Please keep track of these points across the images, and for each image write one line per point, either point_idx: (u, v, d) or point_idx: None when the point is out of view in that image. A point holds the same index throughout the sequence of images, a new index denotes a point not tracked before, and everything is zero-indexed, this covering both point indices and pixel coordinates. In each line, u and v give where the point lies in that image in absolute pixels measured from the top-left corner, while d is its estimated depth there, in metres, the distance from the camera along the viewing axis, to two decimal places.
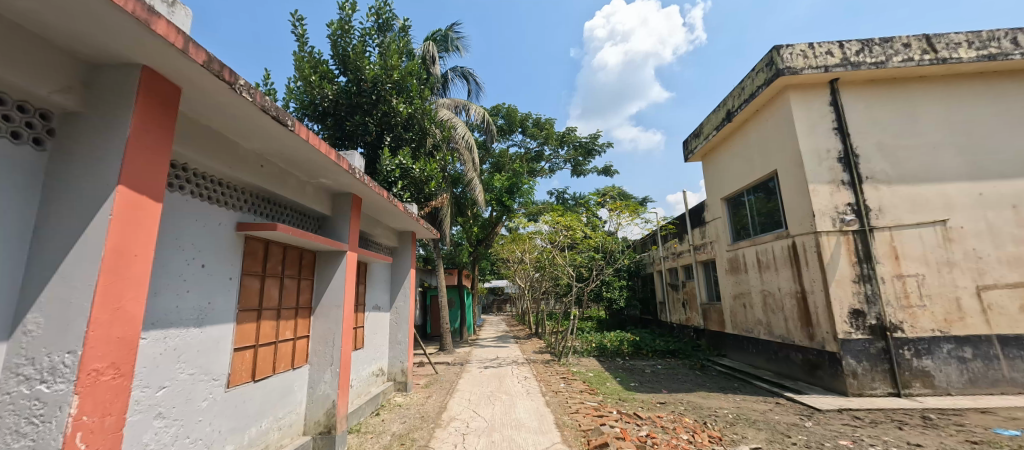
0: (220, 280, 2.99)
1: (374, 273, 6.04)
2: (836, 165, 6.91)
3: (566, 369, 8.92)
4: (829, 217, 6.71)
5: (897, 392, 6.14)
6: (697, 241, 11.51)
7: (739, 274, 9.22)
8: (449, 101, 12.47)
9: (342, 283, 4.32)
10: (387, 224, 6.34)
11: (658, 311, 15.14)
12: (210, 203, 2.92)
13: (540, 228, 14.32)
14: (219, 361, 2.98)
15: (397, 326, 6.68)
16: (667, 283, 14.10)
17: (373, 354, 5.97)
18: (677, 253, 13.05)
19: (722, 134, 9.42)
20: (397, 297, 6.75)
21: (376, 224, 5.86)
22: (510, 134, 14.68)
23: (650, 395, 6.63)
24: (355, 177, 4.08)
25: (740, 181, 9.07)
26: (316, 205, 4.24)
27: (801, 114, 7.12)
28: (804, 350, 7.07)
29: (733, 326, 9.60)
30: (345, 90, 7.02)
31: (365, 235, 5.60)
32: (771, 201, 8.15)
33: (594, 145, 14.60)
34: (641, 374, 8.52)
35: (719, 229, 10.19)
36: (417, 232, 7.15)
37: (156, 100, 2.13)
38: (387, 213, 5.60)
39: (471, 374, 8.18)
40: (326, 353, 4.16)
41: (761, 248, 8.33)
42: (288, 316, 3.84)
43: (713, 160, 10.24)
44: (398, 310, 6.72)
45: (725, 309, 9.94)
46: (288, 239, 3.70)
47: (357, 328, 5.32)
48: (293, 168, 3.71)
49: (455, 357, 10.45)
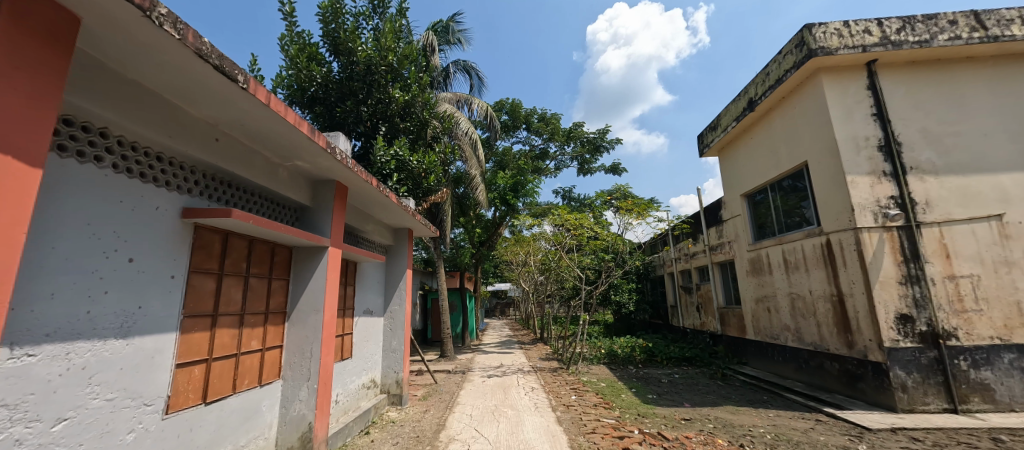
0: (156, 278, 2.39)
1: (366, 274, 5.44)
2: (876, 154, 6.26)
3: (576, 378, 8.26)
4: (871, 212, 6.04)
5: (953, 408, 5.46)
6: (714, 241, 10.83)
7: (763, 276, 8.54)
8: (450, 94, 11.88)
9: (323, 284, 3.71)
10: (380, 221, 5.75)
11: (670, 315, 14.40)
12: (142, 181, 2.33)
13: (545, 228, 13.69)
14: (155, 381, 2.37)
15: (391, 332, 6.05)
16: (679, 286, 13.41)
17: (364, 364, 5.35)
18: (691, 254, 12.37)
19: (742, 125, 8.78)
20: (391, 300, 6.14)
21: (367, 220, 5.26)
22: (514, 131, 14.08)
23: (673, 410, 5.97)
24: (336, 159, 3.47)
25: (763, 176, 8.41)
26: (291, 192, 3.65)
27: (835, 99, 6.48)
28: (842, 359, 6.39)
29: (756, 332, 8.91)
30: (336, 74, 6.45)
31: (354, 231, 5.00)
32: (799, 196, 7.50)
33: (602, 141, 13.97)
34: (658, 385, 7.84)
35: (738, 227, 9.51)
36: (414, 230, 6.55)
37: (27, 27, 1.52)
38: (379, 207, 5.00)
39: (473, 385, 7.53)
40: (303, 367, 3.55)
41: (788, 247, 7.66)
42: (254, 324, 3.23)
43: (732, 154, 9.59)
44: (392, 315, 6.09)
45: (746, 313, 9.26)
46: (253, 231, 3.10)
47: (343, 335, 4.71)
48: (261, 146, 3.12)
49: (456, 365, 9.81)
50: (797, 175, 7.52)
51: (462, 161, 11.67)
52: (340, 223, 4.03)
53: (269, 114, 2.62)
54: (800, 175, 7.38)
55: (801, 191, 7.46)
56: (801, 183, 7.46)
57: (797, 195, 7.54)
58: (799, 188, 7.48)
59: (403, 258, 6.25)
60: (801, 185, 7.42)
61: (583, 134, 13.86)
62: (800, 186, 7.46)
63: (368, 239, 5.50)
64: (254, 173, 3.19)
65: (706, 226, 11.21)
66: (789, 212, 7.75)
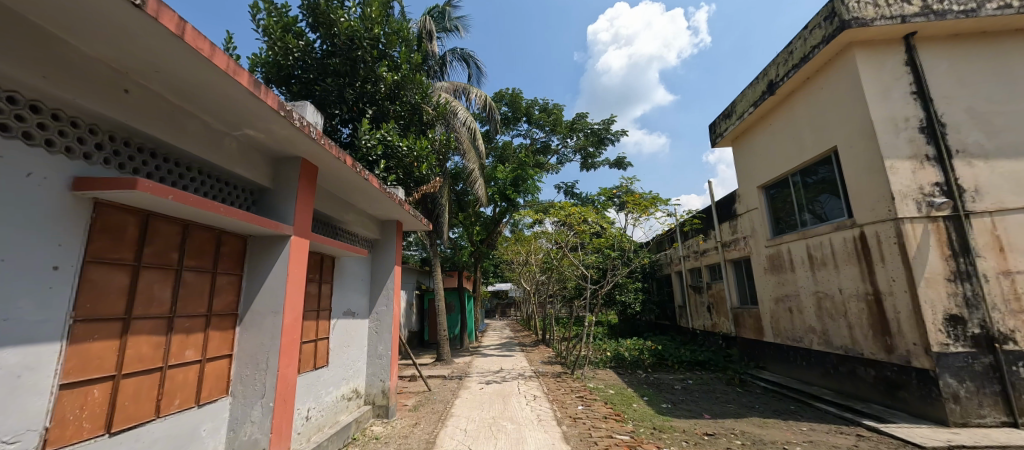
0: (26, 269, 1.76)
1: (347, 270, 4.82)
2: (917, 136, 5.62)
3: (582, 384, 7.61)
4: (913, 200, 5.40)
5: (1013, 421, 4.83)
6: (726, 237, 10.18)
7: (784, 273, 7.89)
8: (448, 84, 11.26)
9: (282, 281, 3.07)
10: (363, 211, 5.14)
11: (678, 316, 13.74)
12: (9, 135, 1.74)
13: (547, 225, 13.07)
14: (26, 408, 1.75)
15: (376, 336, 5.41)
16: (688, 285, 12.77)
17: (344, 372, 4.71)
18: (701, 252, 11.71)
19: (760, 111, 8.14)
20: (376, 301, 5.50)
21: (346, 210, 4.65)
22: (515, 123, 13.44)
23: (692, 423, 5.34)
24: (297, 128, 2.85)
25: (782, 165, 7.76)
26: (244, 170, 3.02)
27: (869, 75, 5.85)
28: (880, 365, 5.75)
29: (775, 334, 8.26)
30: (317, 50, 5.85)
31: (330, 222, 4.37)
32: (825, 186, 6.84)
33: (607, 133, 13.33)
34: (671, 392, 7.21)
35: (755, 221, 8.86)
36: (403, 223, 5.94)
37: None
38: (360, 193, 4.38)
39: (469, 392, 6.90)
40: (256, 381, 2.92)
41: (813, 241, 7.01)
42: (190, 329, 2.60)
43: (747, 143, 8.96)
44: (378, 317, 5.44)
45: (763, 313, 8.61)
46: (184, 212, 2.47)
47: (316, 341, 4.08)
48: (197, 107, 2.51)
49: (452, 369, 9.16)
50: (823, 163, 6.88)
51: (459, 153, 11.05)
52: (308, 209, 3.41)
53: (189, 56, 2.00)
54: (828, 162, 6.73)
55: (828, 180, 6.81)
56: (828, 172, 6.82)
57: (824, 184, 6.89)
58: (826, 176, 6.83)
59: (391, 254, 5.62)
60: (828, 173, 6.77)
61: (587, 125, 13.22)
62: (827, 175, 6.81)
63: (348, 231, 4.87)
64: (188, 141, 2.57)
65: (718, 221, 10.55)
66: (814, 203, 7.10)
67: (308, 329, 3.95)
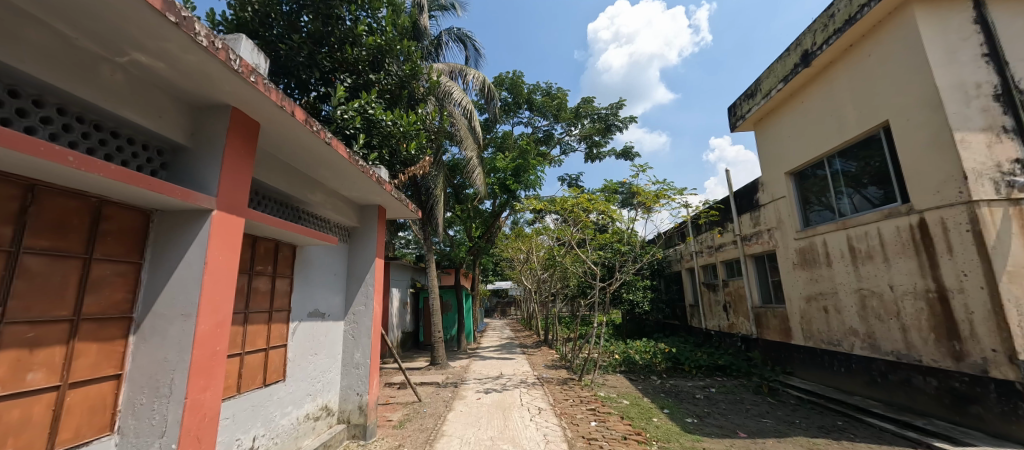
0: None
1: (314, 262, 3.97)
2: (990, 105, 4.82)
3: (592, 393, 6.76)
4: (989, 180, 4.61)
5: None
6: (746, 229, 9.33)
7: (817, 268, 7.06)
8: (443, 65, 10.36)
9: (197, 271, 2.22)
10: (336, 193, 4.30)
11: (689, 316, 12.91)
12: None
13: (550, 219, 12.20)
14: None
15: (352, 342, 4.55)
16: (701, 282, 11.94)
17: (310, 387, 3.86)
18: (717, 247, 10.84)
19: (790, 87, 7.30)
20: (353, 299, 4.64)
21: (311, 189, 3.81)
22: (516, 111, 12.56)
23: (727, 444, 4.48)
24: (222, 58, 2.02)
25: (817, 148, 6.92)
26: (141, 116, 2.16)
27: (932, 35, 5.01)
28: (946, 374, 4.94)
29: (805, 336, 7.43)
30: (283, 5, 5.00)
31: (286, 199, 3.52)
32: (872, 168, 6.00)
33: (614, 120, 12.46)
34: (693, 402, 6.36)
35: (781, 211, 8.01)
36: (386, 208, 5.09)
37: None
38: (326, 166, 3.54)
39: (465, 403, 6.09)
40: (155, 413, 2.08)
41: (856, 232, 6.17)
42: (36, 341, 1.78)
43: (772, 125, 8.12)
44: (354, 319, 4.59)
45: (792, 313, 7.78)
46: (11, 164, 1.63)
47: (267, 350, 3.23)
48: (44, 11, 1.70)
49: (447, 375, 8.31)
50: (868, 142, 6.03)
51: (455, 140, 10.19)
52: (244, 176, 2.56)
53: None
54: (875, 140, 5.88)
55: (875, 161, 5.97)
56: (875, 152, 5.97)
57: (871, 166, 6.03)
58: (873, 157, 5.99)
59: (372, 244, 4.78)
60: (876, 153, 5.92)
61: (593, 111, 12.35)
62: (874, 155, 5.97)
63: (315, 214, 4.02)
64: (37, 61, 1.74)
65: (737, 213, 9.68)
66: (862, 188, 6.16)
67: (255, 335, 3.11)
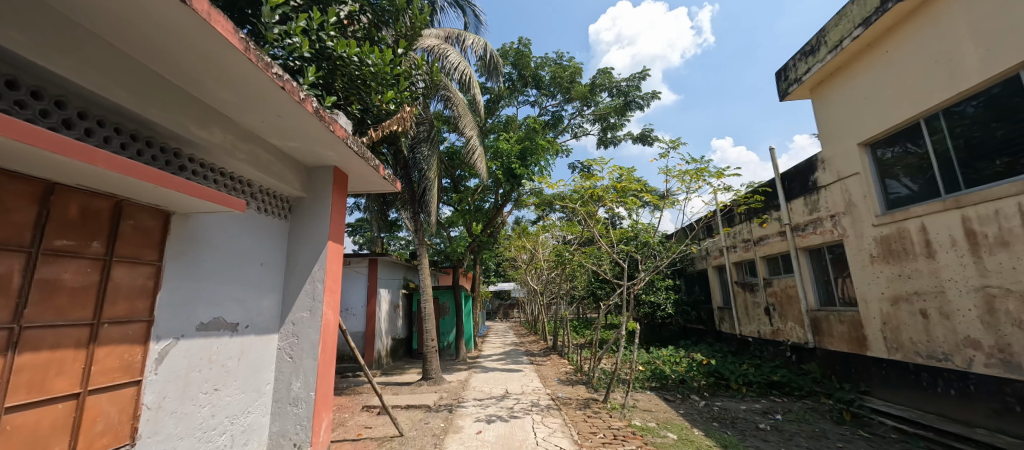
0: None
1: (212, 242, 2.49)
2: None
3: (625, 423, 5.23)
4: None
5: None
6: (798, 217, 7.81)
7: (909, 261, 5.57)
8: (438, 30, 8.87)
9: None
10: (259, 138, 2.82)
11: (718, 320, 11.37)
12: None
13: (557, 214, 10.73)
14: None
15: (289, 365, 3.05)
16: (734, 281, 10.42)
17: (204, 446, 2.36)
18: (756, 240, 9.28)
19: (872, 32, 5.83)
20: (292, 301, 3.16)
21: (199, 119, 2.34)
22: (522, 89, 11.05)
23: None
24: None
25: (912, 106, 5.41)
26: None
27: None
28: None
29: (889, 347, 5.93)
30: None
31: (130, 125, 2.06)
32: (985, 132, 4.72)
33: (634, 97, 10.91)
34: (760, 437, 4.81)
35: (851, 192, 6.51)
36: (347, 172, 3.59)
37: None
38: (211, 70, 2.05)
39: (462, 440, 4.59)
40: None
41: (981, 210, 4.69)
42: None
43: (840, 86, 6.63)
44: (293, 331, 3.10)
45: (869, 318, 6.27)
46: None
47: (83, 395, 1.80)
48: None
49: (441, 394, 6.83)
50: (965, 106, 4.88)
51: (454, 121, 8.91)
52: None
53: None
54: (992, 99, 4.61)
55: (983, 126, 4.75)
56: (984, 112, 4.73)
57: (976, 134, 4.80)
58: (976, 120, 4.79)
59: (323, 222, 3.29)
60: (976, 117, 4.78)
61: (611, 85, 10.84)
62: (979, 117, 4.75)
63: (209, 161, 2.52)
64: None
65: (786, 198, 8.13)
66: (966, 160, 4.91)
67: (49, 371, 1.68)
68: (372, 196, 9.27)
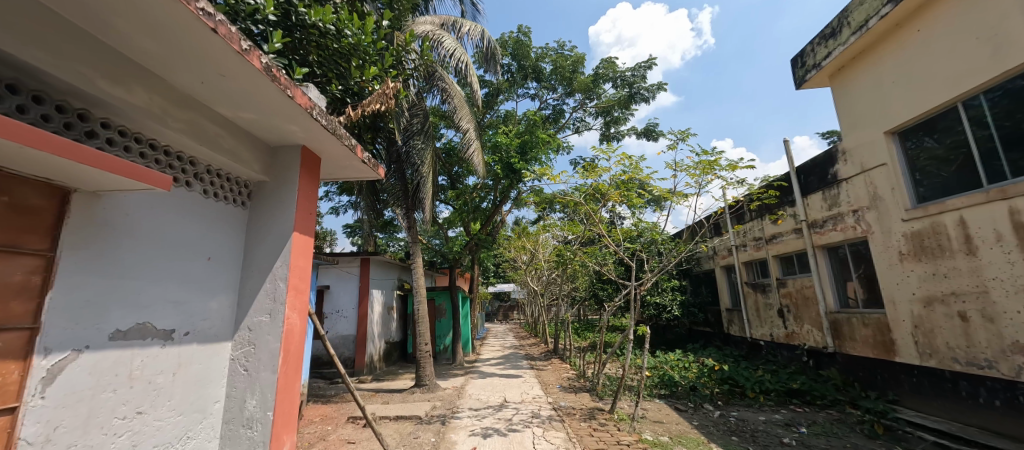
0: None
1: (133, 228, 2.01)
2: None
3: (635, 437, 4.73)
4: None
5: None
6: (815, 213, 7.32)
7: (945, 259, 5.09)
8: (434, 17, 8.37)
9: None
10: (204, 106, 2.34)
11: (727, 323, 10.88)
12: None
13: (559, 213, 10.27)
14: None
15: (243, 379, 2.57)
16: (744, 282, 9.94)
17: None
18: (769, 238, 8.80)
19: (903, 9, 5.35)
20: (250, 303, 2.68)
21: (116, 74, 1.86)
22: (523, 80, 10.58)
23: None
24: None
25: (949, 89, 4.93)
26: None
27: None
28: None
29: (922, 353, 5.44)
30: None
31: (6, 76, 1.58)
32: None
33: (639, 88, 10.43)
34: None
35: (877, 184, 6.02)
36: (319, 154, 3.10)
37: None
38: (112, 4, 1.56)
39: None
40: None
41: None
42: None
43: (866, 70, 6.14)
44: (249, 338, 2.62)
45: (897, 321, 5.79)
46: None
47: None
48: None
49: (435, 403, 6.34)
50: (1012, 87, 4.41)
51: (451, 115, 8.44)
52: None
53: None
54: None
55: None
56: None
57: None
58: None
59: (287, 210, 2.81)
60: None
61: (615, 76, 10.37)
62: None
63: (132, 128, 2.04)
64: None
65: (802, 193, 7.65)
66: (1014, 147, 4.44)
67: None
68: (364, 192, 8.79)
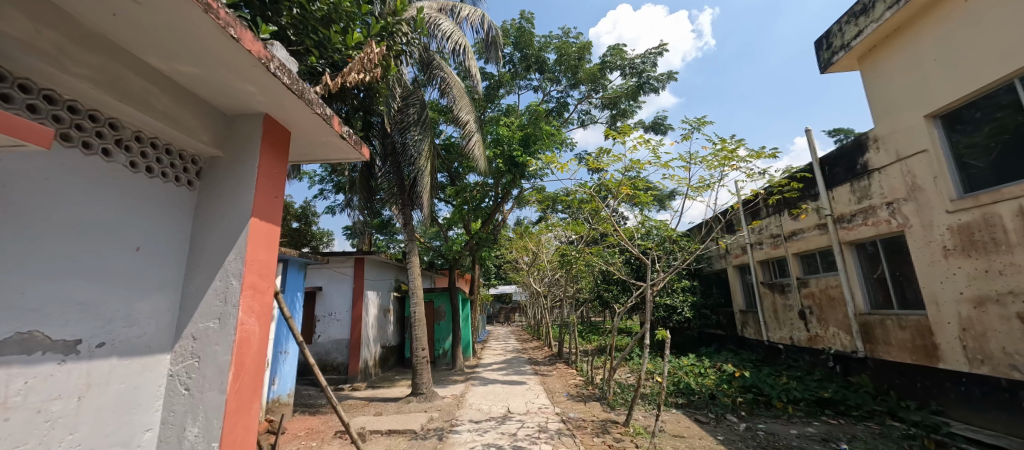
0: None
1: (14, 203, 1.50)
2: None
3: None
4: None
5: None
6: (843, 206, 6.78)
7: (1000, 254, 4.56)
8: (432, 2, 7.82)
9: None
10: (125, 53, 1.84)
11: (741, 325, 10.33)
12: None
13: (563, 211, 9.76)
14: None
15: (184, 402, 2.05)
16: (761, 281, 9.40)
17: None
18: (788, 235, 8.27)
19: None
20: (194, 306, 2.15)
21: None
22: (526, 71, 10.05)
23: None
24: None
25: (1003, 63, 4.41)
26: None
27: None
28: None
29: (971, 359, 4.90)
30: None
31: None
32: None
33: (649, 77, 9.90)
34: None
35: (916, 173, 5.49)
36: (287, 126, 2.59)
37: None
38: None
39: None
40: None
41: None
42: None
43: (903, 47, 5.62)
44: (193, 349, 2.10)
45: (941, 324, 5.24)
46: None
47: None
48: None
49: (433, 415, 5.81)
50: None
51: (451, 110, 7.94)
52: None
53: None
54: None
55: None
56: None
57: None
58: None
59: (244, 191, 2.29)
60: None
61: (623, 64, 9.84)
62: None
63: (13, 71, 1.53)
64: None
65: (826, 185, 7.12)
66: None
67: None
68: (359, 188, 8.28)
